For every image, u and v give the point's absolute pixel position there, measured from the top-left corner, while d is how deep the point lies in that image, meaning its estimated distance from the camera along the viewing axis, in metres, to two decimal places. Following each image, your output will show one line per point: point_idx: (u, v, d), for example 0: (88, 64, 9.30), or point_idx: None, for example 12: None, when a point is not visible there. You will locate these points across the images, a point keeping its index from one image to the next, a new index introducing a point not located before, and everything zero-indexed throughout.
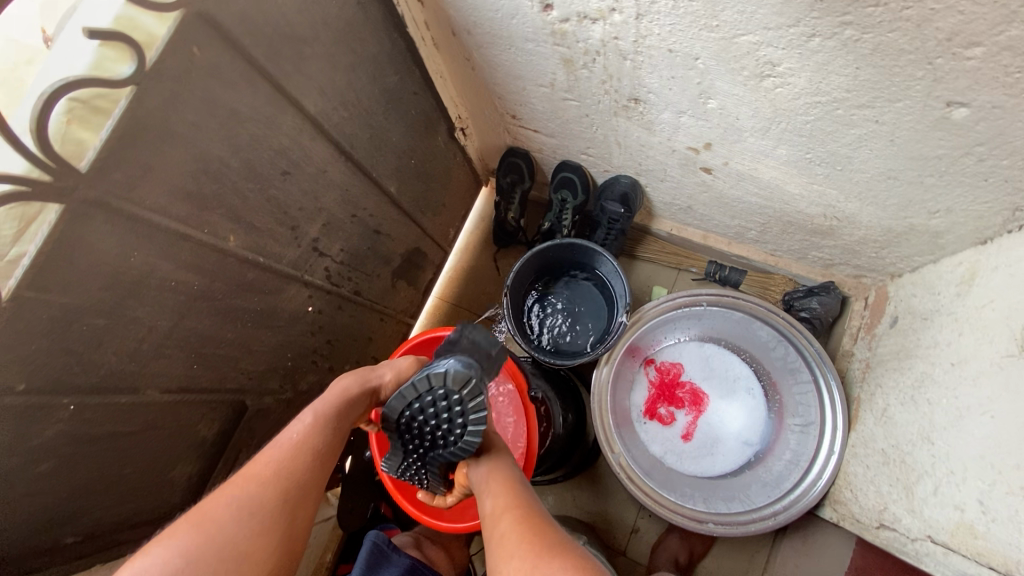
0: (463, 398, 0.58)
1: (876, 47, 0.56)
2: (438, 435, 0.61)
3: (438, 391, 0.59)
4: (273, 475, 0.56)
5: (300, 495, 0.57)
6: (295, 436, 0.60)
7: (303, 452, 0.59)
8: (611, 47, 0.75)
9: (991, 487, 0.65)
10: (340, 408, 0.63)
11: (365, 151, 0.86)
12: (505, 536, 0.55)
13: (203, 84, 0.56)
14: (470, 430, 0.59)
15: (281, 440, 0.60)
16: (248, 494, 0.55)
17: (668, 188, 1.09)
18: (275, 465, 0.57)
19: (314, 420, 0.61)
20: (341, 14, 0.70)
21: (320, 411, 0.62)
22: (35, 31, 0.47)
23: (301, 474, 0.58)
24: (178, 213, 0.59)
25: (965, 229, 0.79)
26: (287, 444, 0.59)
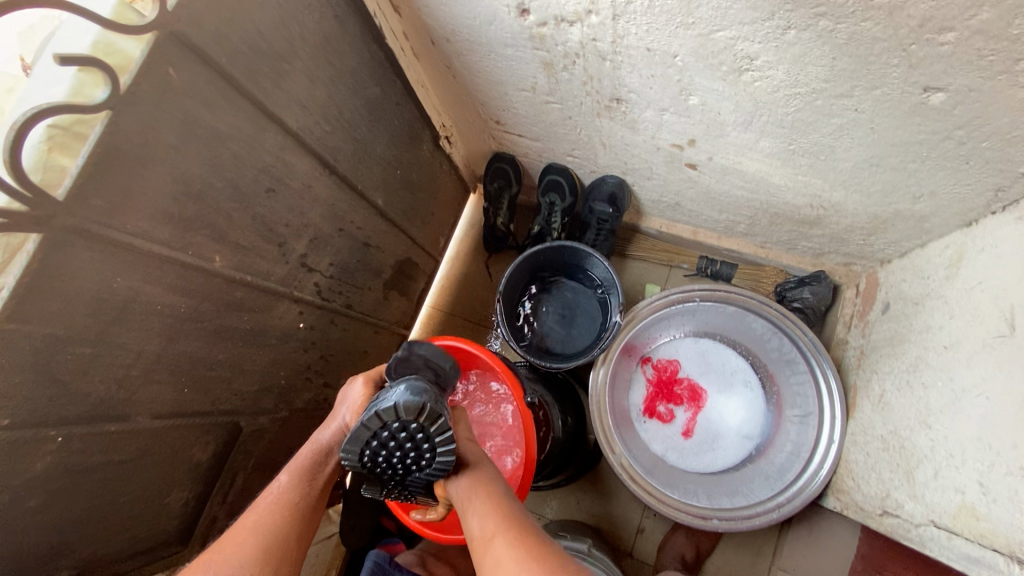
0: (424, 425, 0.55)
1: (850, 37, 0.57)
2: (409, 465, 0.58)
3: (392, 425, 0.55)
4: (255, 532, 0.59)
5: (284, 548, 0.60)
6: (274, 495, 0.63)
7: (284, 508, 0.62)
8: (590, 49, 0.76)
9: (989, 468, 0.65)
10: (315, 460, 0.67)
11: (349, 164, 0.86)
12: (501, 561, 0.54)
13: (181, 105, 0.55)
14: (440, 451, 0.57)
15: (262, 502, 0.63)
16: (229, 555, 0.57)
17: (655, 185, 1.09)
18: (258, 524, 0.60)
19: (290, 476, 0.65)
20: (319, 28, 0.70)
21: (296, 467, 0.66)
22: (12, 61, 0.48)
23: (284, 527, 0.61)
24: (160, 236, 0.58)
25: (950, 212, 0.80)
26: (267, 504, 0.62)
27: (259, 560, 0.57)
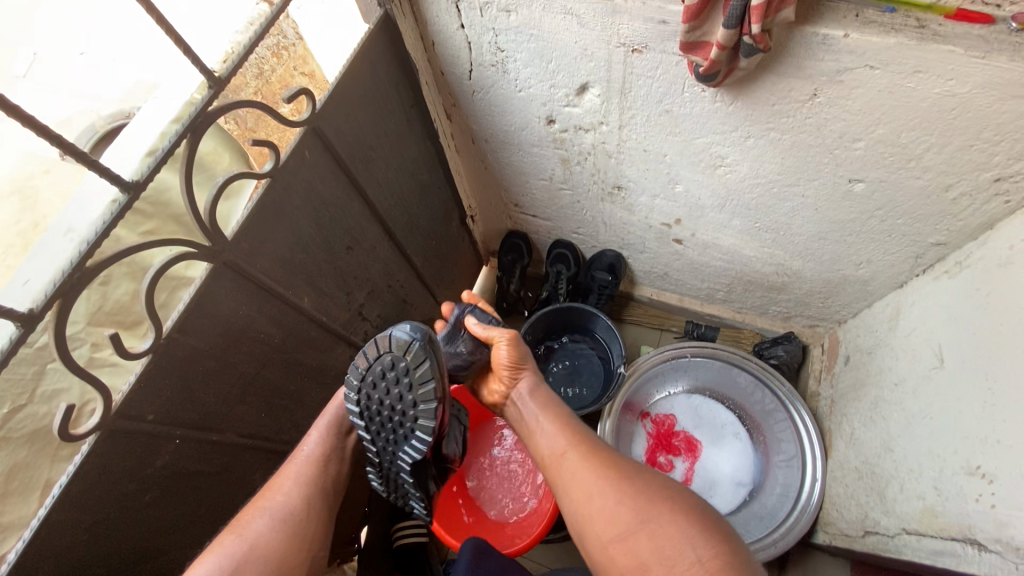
0: (408, 364, 0.68)
1: (793, 143, 0.80)
2: (396, 405, 0.69)
3: (383, 353, 0.69)
4: (298, 483, 0.70)
5: (321, 493, 0.71)
6: (309, 451, 0.74)
7: (318, 461, 0.74)
8: (599, 149, 0.98)
9: (940, 473, 0.79)
10: (341, 417, 0.79)
11: (402, 232, 1.04)
12: (574, 466, 0.65)
13: (307, 177, 0.73)
14: (422, 402, 0.68)
15: (298, 458, 0.74)
16: (281, 499, 0.68)
17: (647, 258, 1.30)
18: (299, 476, 0.71)
19: (321, 434, 0.77)
20: (396, 128, 0.92)
21: (326, 423, 0.78)
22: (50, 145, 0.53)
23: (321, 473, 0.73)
24: (276, 275, 0.73)
25: (885, 276, 1.01)
26: (303, 458, 0.74)
27: (305, 504, 0.69)
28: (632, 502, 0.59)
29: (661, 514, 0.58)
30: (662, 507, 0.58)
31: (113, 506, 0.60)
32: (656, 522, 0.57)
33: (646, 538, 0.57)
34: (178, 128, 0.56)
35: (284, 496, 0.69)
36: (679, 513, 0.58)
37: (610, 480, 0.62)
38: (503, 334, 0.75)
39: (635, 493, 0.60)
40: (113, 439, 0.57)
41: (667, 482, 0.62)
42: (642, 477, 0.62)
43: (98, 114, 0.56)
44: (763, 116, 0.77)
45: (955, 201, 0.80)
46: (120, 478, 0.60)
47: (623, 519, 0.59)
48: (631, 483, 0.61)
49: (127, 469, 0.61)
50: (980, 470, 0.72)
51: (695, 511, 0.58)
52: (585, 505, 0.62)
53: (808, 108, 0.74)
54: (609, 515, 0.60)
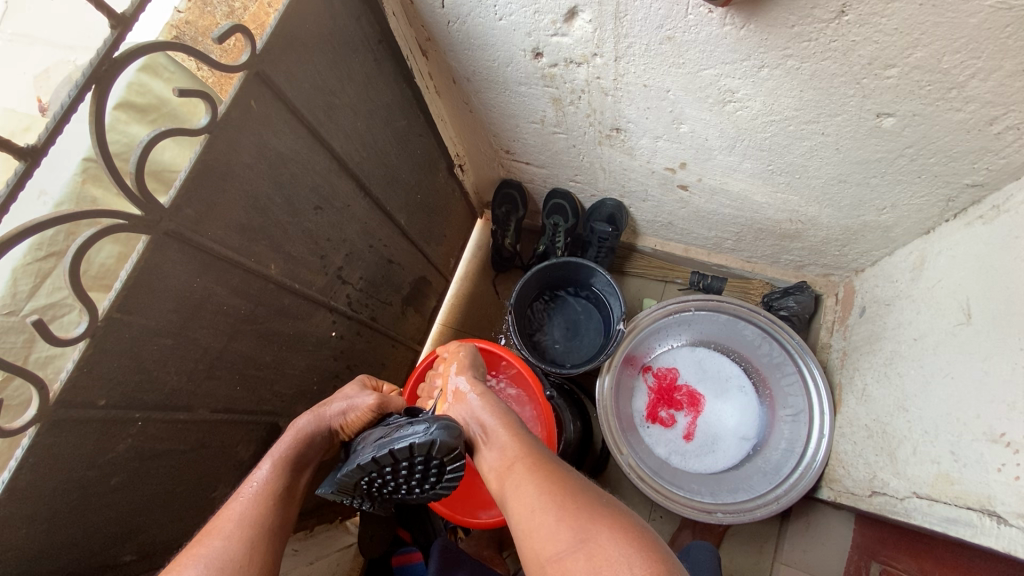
0: (443, 458, 0.61)
1: (814, 73, 0.69)
2: (416, 476, 0.64)
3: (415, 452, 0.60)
4: (242, 521, 0.58)
5: (269, 533, 0.59)
6: (257, 486, 0.63)
7: (268, 499, 0.62)
8: (594, 86, 0.88)
9: (959, 438, 0.74)
10: (298, 452, 0.69)
11: (380, 186, 0.96)
12: (520, 477, 0.58)
13: (256, 130, 0.65)
14: (447, 477, 0.66)
15: (243, 494, 0.62)
16: (218, 546, 0.55)
17: (650, 207, 1.20)
18: (241, 515, 0.59)
19: (271, 468, 0.65)
20: (363, 70, 0.82)
21: (279, 457, 0.67)
22: (30, 100, 0.50)
23: (270, 513, 0.61)
24: (231, 243, 0.67)
25: (910, 222, 0.91)
26: (251, 493, 0.62)
27: (249, 546, 0.57)
28: (573, 517, 0.52)
29: (601, 533, 0.50)
30: (602, 524, 0.51)
31: (75, 493, 0.58)
32: (596, 540, 0.50)
33: (583, 558, 0.49)
34: (79, 79, 0.48)
35: (223, 536, 0.57)
36: (621, 531, 0.51)
37: (555, 493, 0.55)
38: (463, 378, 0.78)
39: (577, 509, 0.53)
40: (62, 428, 0.54)
41: (611, 502, 0.55)
42: (588, 495, 0.55)
43: (76, 65, 0.51)
44: (780, 41, 0.66)
45: (999, 135, 0.69)
46: (79, 466, 0.58)
47: (561, 537, 0.51)
48: (575, 498, 0.54)
49: (84, 456, 0.58)
50: (1005, 437, 0.67)
51: (637, 531, 0.51)
52: (525, 521, 0.54)
53: (834, 29, 0.62)
54: (547, 532, 0.52)
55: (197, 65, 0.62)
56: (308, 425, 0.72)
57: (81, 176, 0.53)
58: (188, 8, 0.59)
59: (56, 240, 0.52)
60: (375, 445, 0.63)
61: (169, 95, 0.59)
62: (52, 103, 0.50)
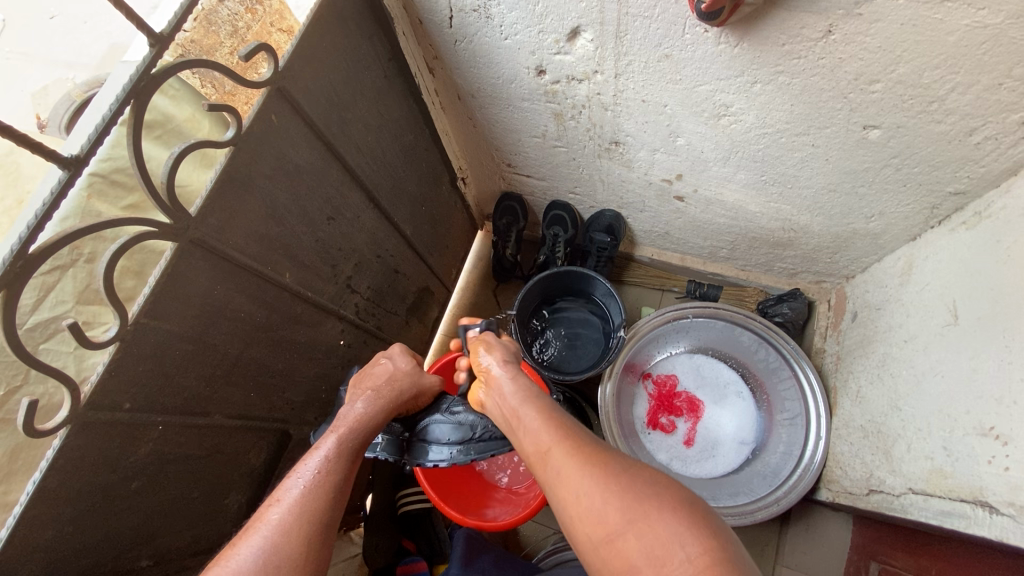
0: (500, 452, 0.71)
1: (804, 88, 0.73)
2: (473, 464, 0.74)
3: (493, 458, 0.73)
4: (299, 513, 0.52)
5: (325, 530, 0.53)
6: (319, 472, 0.57)
7: (328, 487, 0.56)
8: (595, 101, 0.92)
9: (951, 434, 0.77)
10: (359, 440, 0.64)
11: (388, 198, 0.99)
12: (563, 465, 0.55)
13: (276, 143, 0.68)
14: None
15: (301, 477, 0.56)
16: (277, 542, 0.50)
17: (647, 217, 1.24)
18: (298, 502, 0.53)
19: (326, 454, 0.59)
20: (373, 86, 0.85)
21: (342, 443, 0.62)
22: (29, 117, 0.53)
23: (327, 505, 0.54)
24: (250, 252, 0.69)
25: (898, 229, 0.96)
26: (311, 479, 0.56)
27: (306, 543, 0.51)
28: (619, 499, 0.52)
29: (651, 514, 0.50)
30: (650, 504, 0.51)
31: (98, 495, 0.60)
32: (646, 521, 0.50)
33: (635, 540, 0.49)
34: (119, 93, 0.51)
35: (277, 531, 0.51)
36: (670, 510, 0.51)
37: (597, 475, 0.53)
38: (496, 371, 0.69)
39: (624, 490, 0.52)
40: (90, 431, 0.56)
41: (652, 474, 0.55)
42: (629, 470, 0.54)
43: (73, 82, 0.55)
44: (772, 59, 0.70)
45: (979, 145, 0.74)
46: (102, 469, 0.59)
47: (611, 520, 0.51)
48: (619, 478, 0.53)
49: (108, 459, 0.59)
50: (994, 431, 0.70)
51: (685, 509, 0.51)
52: (574, 507, 0.53)
53: (822, 47, 0.66)
54: (595, 514, 0.52)
55: (200, 81, 0.63)
56: (371, 410, 0.67)
57: (87, 190, 0.54)
58: (195, 27, 0.59)
59: (62, 254, 0.53)
60: (452, 446, 0.72)
61: (173, 111, 0.61)
62: (52, 121, 0.54)
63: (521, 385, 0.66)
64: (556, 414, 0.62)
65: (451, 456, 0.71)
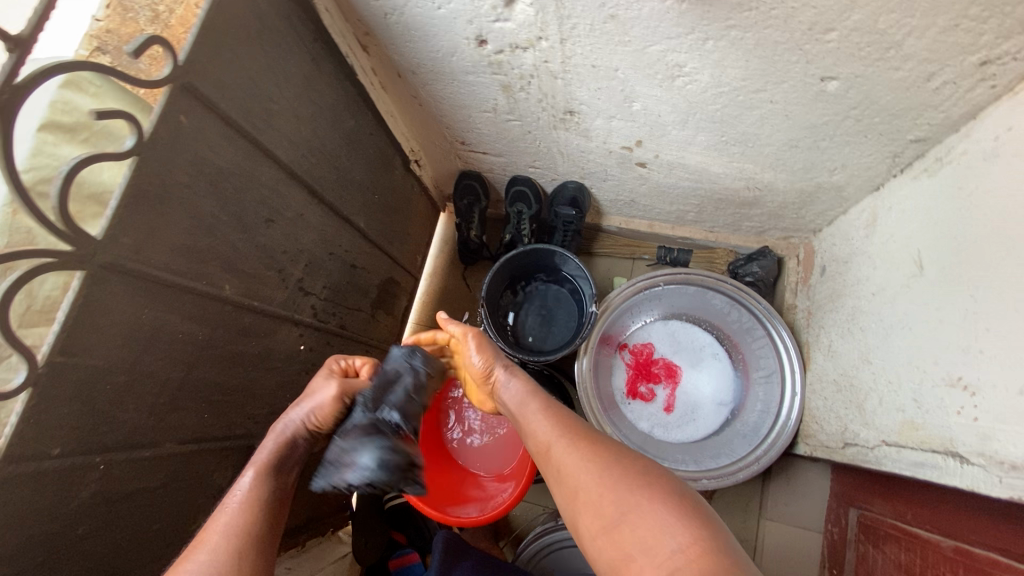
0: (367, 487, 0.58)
1: (758, 42, 0.69)
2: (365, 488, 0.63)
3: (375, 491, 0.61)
4: (229, 533, 0.56)
5: (259, 544, 0.57)
6: (243, 495, 0.60)
7: (255, 507, 0.59)
8: (543, 69, 0.86)
9: (920, 386, 0.77)
10: (283, 457, 0.66)
11: (334, 192, 0.93)
12: (562, 458, 0.57)
13: (191, 146, 0.62)
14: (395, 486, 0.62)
15: (230, 503, 0.59)
16: (208, 559, 0.53)
17: (611, 186, 1.20)
18: (230, 525, 0.57)
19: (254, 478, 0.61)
20: (299, 70, 0.78)
21: (262, 463, 0.64)
22: None
23: (256, 521, 0.58)
24: (178, 268, 0.64)
25: (861, 180, 0.94)
26: (235, 503, 0.59)
27: (237, 555, 0.54)
28: (613, 488, 0.51)
29: (641, 501, 0.50)
30: (643, 493, 0.50)
31: (43, 545, 0.56)
32: (638, 509, 0.49)
33: (628, 528, 0.49)
34: None
35: (212, 549, 0.54)
36: (658, 498, 0.50)
37: (595, 466, 0.54)
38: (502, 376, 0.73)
39: (618, 479, 0.52)
40: (14, 484, 0.52)
41: (652, 469, 0.54)
42: (627, 462, 0.54)
43: None
44: (722, 13, 0.66)
45: (938, 90, 0.71)
46: (40, 520, 0.55)
47: (606, 509, 0.51)
48: (614, 470, 0.53)
49: (45, 508, 0.55)
50: (962, 381, 0.70)
51: (674, 499, 0.50)
52: (573, 497, 0.54)
53: None
54: (591, 504, 0.52)
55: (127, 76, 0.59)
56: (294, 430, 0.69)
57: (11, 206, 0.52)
58: (108, 15, 0.59)
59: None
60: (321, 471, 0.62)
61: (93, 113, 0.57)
62: None
63: (514, 380, 0.70)
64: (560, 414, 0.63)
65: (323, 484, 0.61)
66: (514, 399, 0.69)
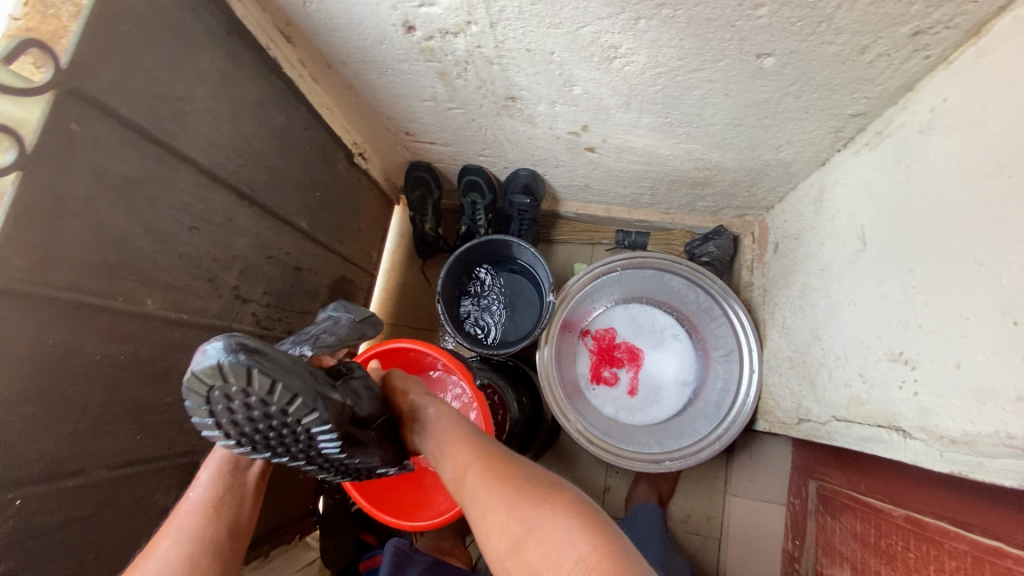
0: (220, 386, 0.49)
1: (690, 20, 0.67)
2: (256, 422, 0.52)
3: (234, 398, 0.50)
4: (180, 539, 0.59)
5: (212, 544, 0.61)
6: (196, 499, 0.63)
7: (207, 511, 0.62)
8: (477, 55, 0.82)
9: (865, 360, 0.78)
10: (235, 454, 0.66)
11: (267, 193, 0.89)
12: (473, 485, 0.56)
13: (88, 155, 0.57)
14: (265, 397, 0.50)
15: (185, 505, 0.63)
16: (156, 566, 0.57)
17: (563, 172, 1.18)
18: (183, 530, 0.60)
19: (212, 478, 0.64)
20: (214, 66, 0.73)
21: (217, 463, 0.65)
22: None
23: (208, 524, 0.61)
24: (87, 287, 0.60)
25: (807, 156, 0.93)
26: (188, 508, 0.62)
27: (188, 561, 0.58)
28: (521, 511, 0.52)
29: (547, 518, 0.51)
30: (549, 509, 0.52)
31: None
32: (544, 526, 0.51)
33: (534, 546, 0.50)
34: None
35: (161, 558, 0.58)
36: (563, 511, 0.52)
37: (503, 493, 0.54)
38: (428, 411, 0.64)
39: (524, 498, 0.53)
40: None
41: (557, 480, 0.56)
42: (533, 479, 0.55)
43: None
44: None
45: (872, 63, 0.70)
46: None
47: (516, 533, 0.52)
48: (522, 494, 0.53)
49: None
50: (903, 356, 0.70)
51: (576, 508, 0.52)
52: (482, 521, 0.54)
53: None
54: (499, 527, 0.53)
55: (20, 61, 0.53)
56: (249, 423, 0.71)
57: None
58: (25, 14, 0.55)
59: None
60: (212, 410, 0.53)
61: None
62: None
63: (435, 410, 0.64)
64: (471, 436, 0.61)
65: (189, 400, 0.51)
66: (430, 429, 0.63)
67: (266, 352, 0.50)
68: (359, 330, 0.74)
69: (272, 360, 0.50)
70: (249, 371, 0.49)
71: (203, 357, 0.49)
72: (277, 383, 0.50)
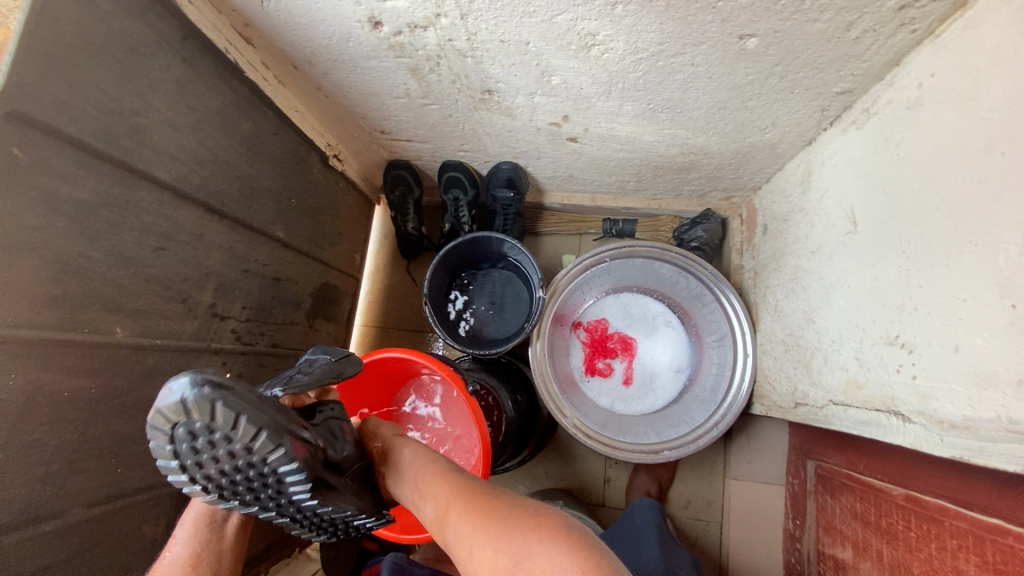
0: (183, 422, 0.47)
1: (669, 3, 0.64)
2: (223, 461, 0.50)
3: (200, 434, 0.48)
4: None
5: None
6: (172, 557, 0.62)
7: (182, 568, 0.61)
8: (449, 49, 0.78)
9: (861, 343, 0.77)
10: (209, 509, 0.65)
11: (239, 204, 0.85)
12: (456, 524, 0.55)
13: (35, 181, 0.54)
14: (232, 432, 0.48)
15: (162, 566, 0.62)
16: None
17: (546, 163, 1.14)
18: None
19: (188, 534, 0.64)
20: (169, 75, 0.69)
21: (190, 521, 0.65)
22: None
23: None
24: (47, 320, 0.56)
25: (794, 135, 0.91)
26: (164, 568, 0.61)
27: None
28: (507, 544, 0.51)
29: (533, 548, 0.50)
30: (534, 539, 0.51)
31: None
32: (531, 556, 0.50)
33: None
34: None
35: None
36: (549, 538, 0.51)
37: (485, 527, 0.53)
38: (401, 455, 0.64)
39: (509, 530, 0.52)
40: None
41: (541, 507, 0.55)
42: (517, 509, 0.54)
43: None
44: None
45: (858, 39, 0.68)
46: None
47: (503, 567, 0.50)
48: (505, 524, 0.53)
49: None
50: (899, 339, 0.69)
51: (562, 533, 0.52)
52: (469, 561, 0.53)
53: None
54: (488, 564, 0.51)
55: None
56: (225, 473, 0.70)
57: None
58: None
59: None
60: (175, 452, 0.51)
61: None
62: None
63: (408, 450, 0.65)
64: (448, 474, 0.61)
65: (153, 441, 0.48)
66: (406, 471, 0.63)
67: (234, 386, 0.48)
68: (337, 369, 0.69)
69: (239, 396, 0.48)
70: (213, 407, 0.46)
71: (166, 395, 0.46)
72: (242, 418, 0.47)
